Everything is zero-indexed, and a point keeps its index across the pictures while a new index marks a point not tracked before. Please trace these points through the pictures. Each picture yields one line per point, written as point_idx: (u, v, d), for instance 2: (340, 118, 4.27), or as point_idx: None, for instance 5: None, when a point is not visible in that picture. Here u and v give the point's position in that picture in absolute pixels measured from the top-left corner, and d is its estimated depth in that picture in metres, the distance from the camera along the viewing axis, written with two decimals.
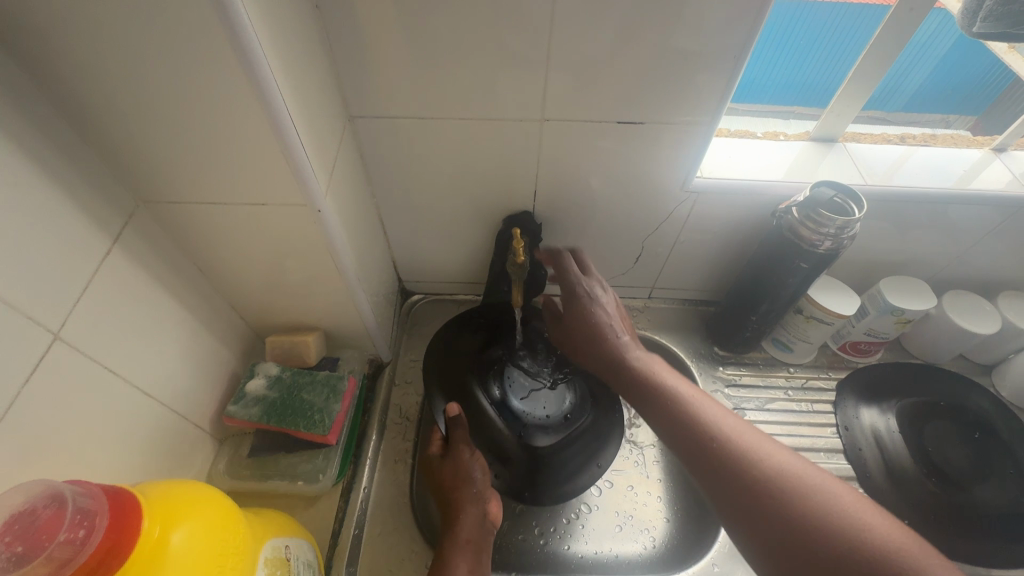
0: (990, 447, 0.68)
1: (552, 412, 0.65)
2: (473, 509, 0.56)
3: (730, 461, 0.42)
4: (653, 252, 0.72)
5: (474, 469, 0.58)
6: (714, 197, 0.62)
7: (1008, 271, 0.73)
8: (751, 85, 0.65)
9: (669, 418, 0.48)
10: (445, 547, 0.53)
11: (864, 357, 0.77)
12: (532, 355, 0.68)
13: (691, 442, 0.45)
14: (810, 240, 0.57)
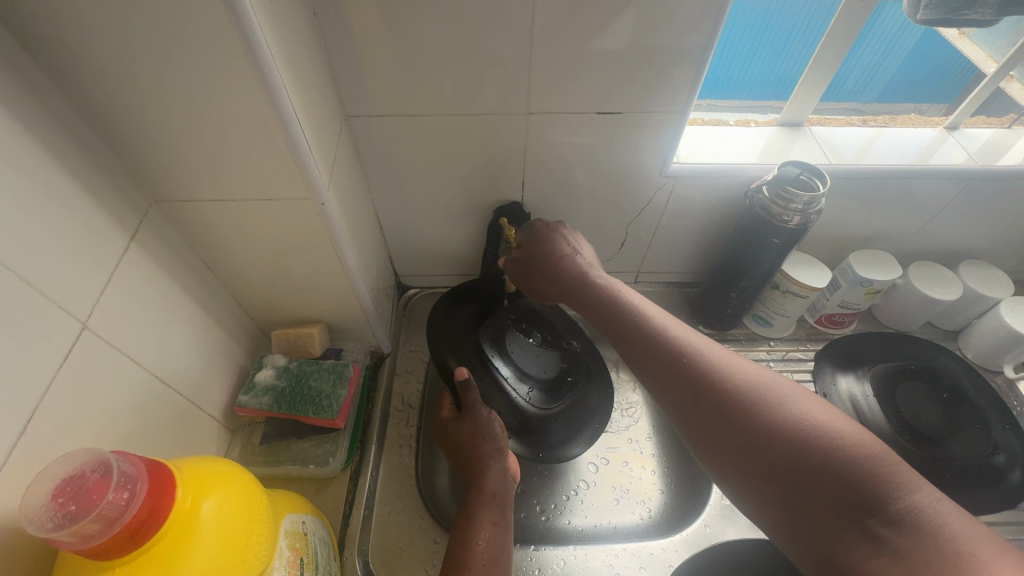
0: (958, 405, 0.73)
1: (548, 375, 0.69)
2: (495, 467, 0.58)
3: (716, 392, 0.45)
4: (637, 237, 0.76)
5: (495, 423, 0.62)
6: (690, 181, 0.66)
7: (968, 240, 0.78)
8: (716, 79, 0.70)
9: (654, 357, 0.49)
10: (472, 501, 0.55)
11: (839, 329, 0.82)
12: (526, 326, 0.72)
13: (678, 378, 0.47)
14: (780, 217, 0.61)
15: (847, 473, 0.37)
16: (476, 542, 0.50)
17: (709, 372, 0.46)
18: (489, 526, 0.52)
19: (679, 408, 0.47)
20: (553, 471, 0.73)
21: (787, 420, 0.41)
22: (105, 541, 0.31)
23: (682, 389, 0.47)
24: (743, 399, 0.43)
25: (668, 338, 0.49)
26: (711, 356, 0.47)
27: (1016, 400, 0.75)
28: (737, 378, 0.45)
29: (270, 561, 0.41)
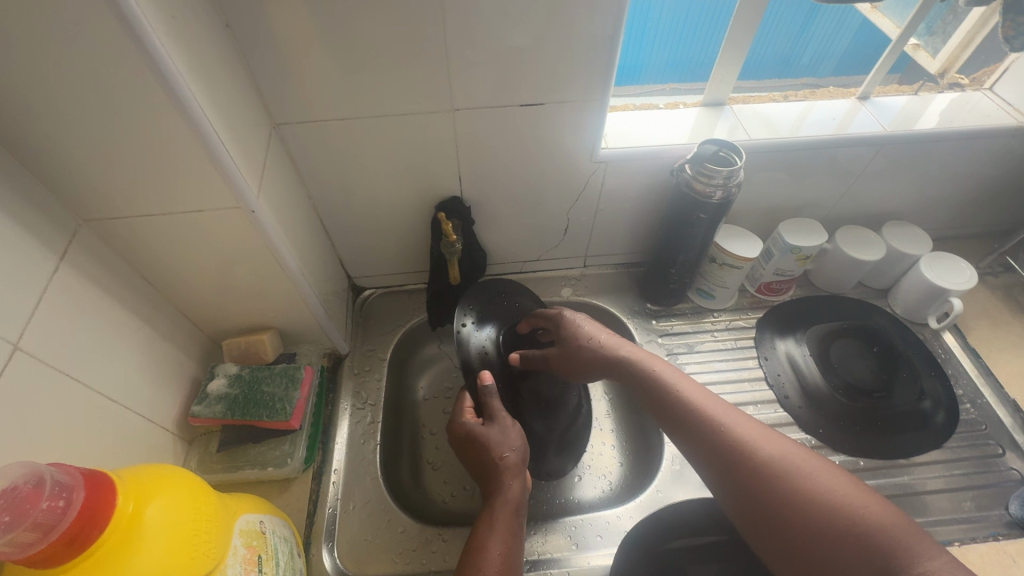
0: (888, 356, 0.76)
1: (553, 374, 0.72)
2: (515, 477, 0.58)
3: (752, 469, 0.47)
4: (579, 222, 0.79)
5: (509, 437, 0.62)
6: (621, 165, 0.69)
7: (889, 202, 0.83)
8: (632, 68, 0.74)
9: (691, 435, 0.53)
10: (495, 506, 0.56)
11: (778, 295, 0.86)
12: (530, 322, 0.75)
13: (715, 453, 0.50)
14: (704, 192, 0.65)
15: (866, 545, 0.40)
16: (489, 555, 0.50)
17: (745, 450, 0.49)
18: (504, 538, 0.52)
19: (718, 480, 0.50)
20: None
21: (820, 501, 0.43)
22: (44, 549, 0.33)
23: (719, 464, 0.50)
24: (778, 475, 0.46)
25: (705, 417, 0.53)
26: (747, 430, 0.50)
27: (940, 348, 0.80)
28: (757, 451, 0.48)
29: (224, 560, 0.43)
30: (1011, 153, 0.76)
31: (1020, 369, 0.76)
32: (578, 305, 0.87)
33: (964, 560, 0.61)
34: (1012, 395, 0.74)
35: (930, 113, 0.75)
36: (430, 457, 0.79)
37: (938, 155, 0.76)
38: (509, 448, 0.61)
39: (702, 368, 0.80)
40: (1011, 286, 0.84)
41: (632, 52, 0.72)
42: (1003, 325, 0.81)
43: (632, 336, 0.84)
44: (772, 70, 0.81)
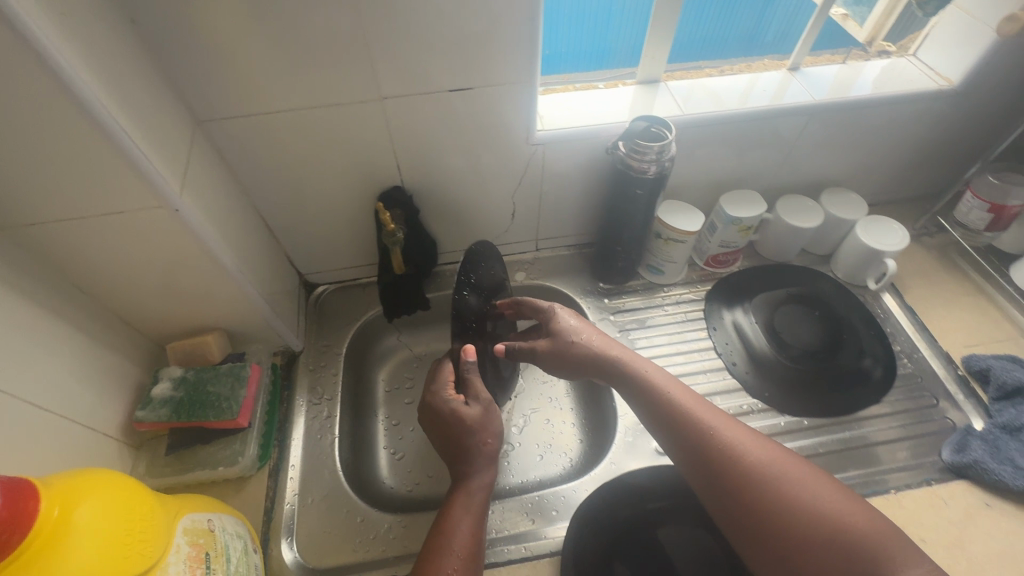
0: (829, 318, 0.79)
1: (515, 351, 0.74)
2: (490, 463, 0.59)
3: (741, 478, 0.51)
4: (525, 207, 0.79)
5: (486, 418, 0.61)
6: (559, 147, 0.70)
7: (826, 171, 0.86)
8: (560, 59, 0.73)
9: (684, 441, 0.55)
10: (470, 490, 0.57)
11: (725, 267, 0.88)
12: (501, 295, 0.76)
13: (707, 460, 0.53)
14: (639, 168, 0.66)
15: (851, 552, 0.44)
16: (456, 545, 0.51)
17: (735, 460, 0.52)
18: (467, 527, 0.53)
19: (707, 485, 0.53)
20: None
21: (806, 511, 0.47)
22: None
23: (708, 471, 0.53)
24: (768, 481, 0.50)
25: (699, 421, 0.55)
26: (740, 439, 0.53)
27: (879, 308, 0.83)
28: (749, 460, 0.51)
29: (163, 559, 0.43)
30: (936, 117, 0.79)
31: (952, 324, 0.80)
32: (533, 288, 0.88)
33: (898, 507, 0.64)
34: (945, 348, 0.78)
35: (859, 80, 0.77)
36: (393, 447, 0.80)
37: (868, 121, 0.78)
38: (489, 437, 0.60)
39: (654, 342, 0.81)
40: (945, 246, 0.88)
41: (599, 35, 0.72)
42: (936, 282, 0.85)
43: (585, 316, 0.85)
44: (738, 49, 0.80)
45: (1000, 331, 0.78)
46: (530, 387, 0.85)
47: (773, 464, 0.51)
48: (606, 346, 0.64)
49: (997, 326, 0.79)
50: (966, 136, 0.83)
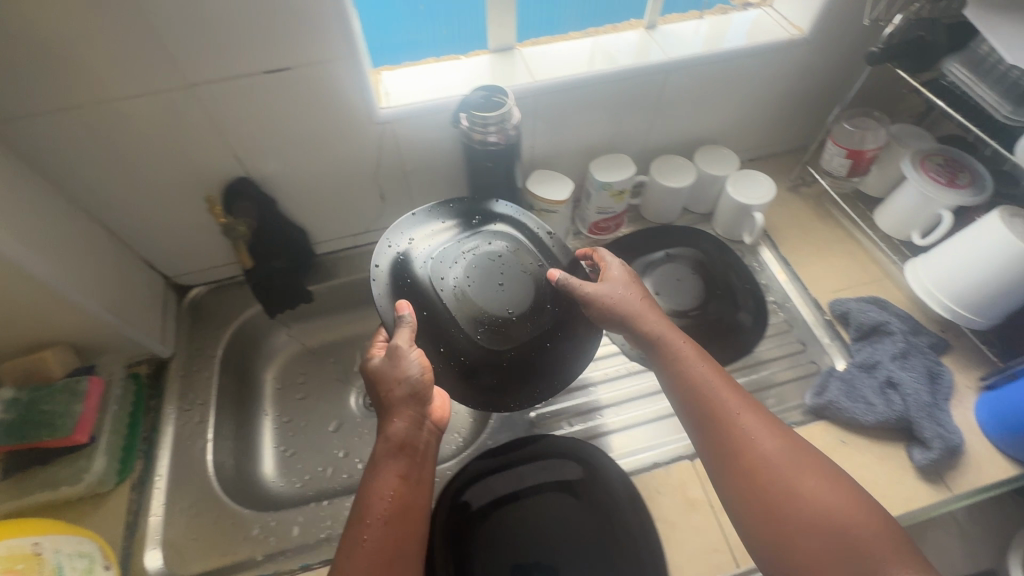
0: (705, 276, 0.81)
1: (511, 311, 0.65)
2: (396, 418, 0.55)
3: (754, 467, 0.52)
4: (392, 188, 0.77)
5: (391, 369, 0.57)
6: (405, 124, 0.68)
7: (698, 129, 0.86)
8: (401, 47, 0.71)
9: (705, 422, 0.56)
10: (378, 450, 0.55)
11: (609, 233, 0.88)
12: (499, 253, 0.67)
13: (724, 441, 0.54)
14: (483, 138, 0.65)
15: (845, 552, 0.46)
16: (368, 515, 0.51)
17: (754, 450, 0.53)
18: (377, 495, 0.52)
19: (719, 464, 0.54)
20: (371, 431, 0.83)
21: (815, 503, 0.49)
22: None
23: (726, 452, 0.54)
24: (781, 475, 0.51)
25: (722, 406, 0.56)
26: (765, 428, 0.54)
27: (755, 262, 0.85)
28: (767, 454, 0.52)
29: None
30: (792, 68, 0.79)
31: (822, 270, 0.82)
32: None
33: None
34: (814, 294, 0.80)
35: (714, 35, 0.76)
36: (284, 445, 0.80)
37: (728, 76, 0.78)
38: (394, 388, 0.56)
39: None
40: (820, 194, 0.90)
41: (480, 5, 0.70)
42: (810, 231, 0.86)
43: None
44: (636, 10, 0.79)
45: (865, 274, 0.81)
46: None
47: (788, 459, 0.51)
48: (645, 315, 0.63)
49: (862, 269, 0.81)
50: (825, 85, 0.84)
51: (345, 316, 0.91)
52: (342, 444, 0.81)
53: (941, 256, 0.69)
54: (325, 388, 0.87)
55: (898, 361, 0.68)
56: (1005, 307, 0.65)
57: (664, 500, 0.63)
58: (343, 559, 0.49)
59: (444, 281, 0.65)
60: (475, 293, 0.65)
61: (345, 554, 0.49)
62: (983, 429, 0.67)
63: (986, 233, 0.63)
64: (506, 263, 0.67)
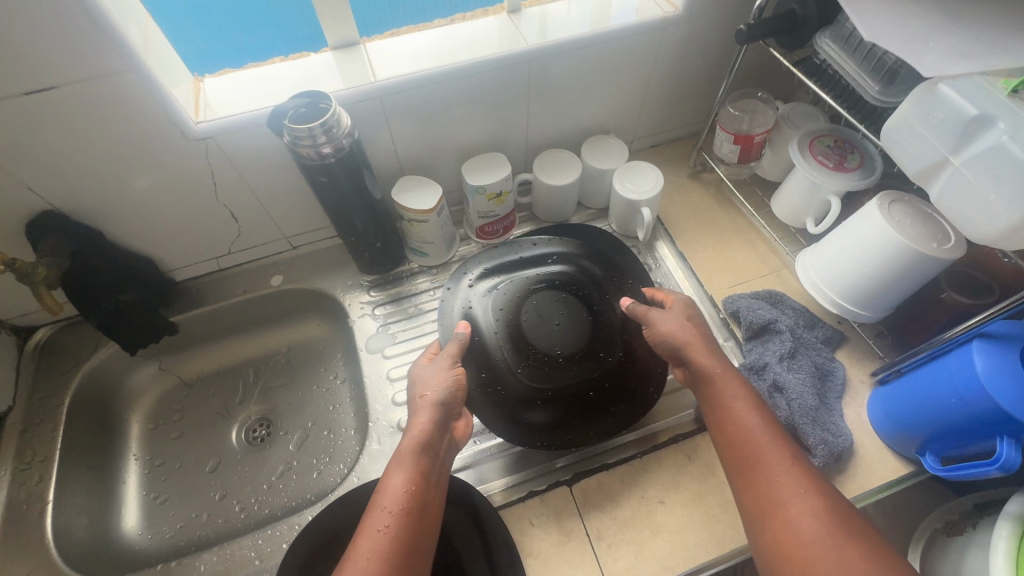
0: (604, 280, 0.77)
1: (559, 350, 0.66)
2: (424, 414, 0.56)
3: (784, 517, 0.48)
4: (243, 207, 0.70)
5: (429, 378, 0.60)
6: (232, 138, 0.61)
7: (583, 119, 0.80)
8: (223, 51, 0.64)
9: (744, 463, 0.52)
10: (402, 448, 0.54)
11: (498, 236, 0.82)
12: (564, 296, 0.70)
13: (759, 494, 0.51)
14: (314, 154, 0.57)
15: None
16: (391, 501, 0.50)
17: (790, 509, 0.49)
18: (400, 482, 0.51)
19: (751, 517, 0.51)
20: (252, 468, 0.77)
21: (847, 557, 0.45)
22: None
23: (759, 504, 0.50)
24: (816, 531, 0.47)
25: (768, 450, 0.52)
26: (806, 482, 0.50)
27: (651, 258, 0.80)
28: (803, 509, 0.48)
29: None
30: (672, 48, 0.73)
31: (719, 264, 0.77)
32: (292, 292, 0.81)
33: (642, 471, 0.62)
34: (710, 291, 0.75)
35: (583, 15, 0.70)
36: (154, 491, 0.74)
37: (603, 61, 0.72)
38: (427, 392, 0.58)
39: (411, 333, 0.76)
40: (720, 181, 0.85)
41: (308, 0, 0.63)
42: (710, 222, 0.82)
43: (346, 315, 0.79)
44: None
45: (763, 266, 0.76)
46: (311, 396, 0.82)
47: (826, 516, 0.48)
48: (698, 353, 0.59)
49: (761, 261, 0.77)
50: (713, 63, 0.78)
51: (223, 344, 0.84)
52: (220, 485, 0.75)
53: (827, 249, 0.65)
54: (203, 423, 0.80)
55: (786, 362, 0.65)
56: (890, 300, 0.61)
57: (537, 533, 0.59)
58: (362, 545, 0.47)
59: (501, 313, 0.69)
60: (531, 328, 0.67)
61: (364, 542, 0.47)
62: (875, 429, 0.63)
63: (866, 223, 0.59)
64: (569, 305, 0.69)
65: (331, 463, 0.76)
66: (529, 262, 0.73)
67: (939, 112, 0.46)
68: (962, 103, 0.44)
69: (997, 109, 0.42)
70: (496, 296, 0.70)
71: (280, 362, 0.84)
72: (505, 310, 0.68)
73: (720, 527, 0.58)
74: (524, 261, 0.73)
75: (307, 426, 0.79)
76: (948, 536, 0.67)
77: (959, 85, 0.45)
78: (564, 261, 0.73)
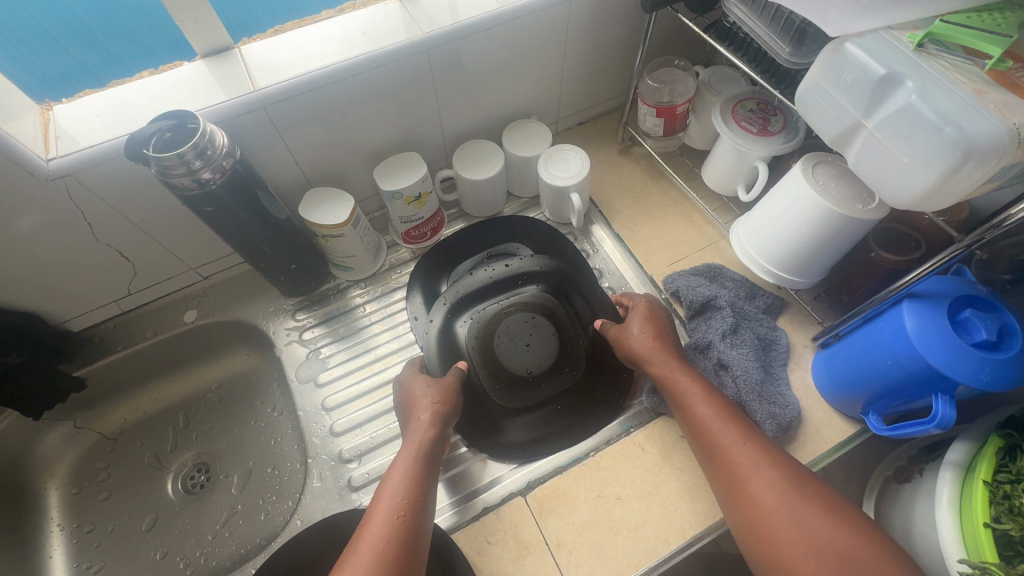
0: None
1: (531, 370, 0.66)
2: (428, 413, 0.56)
3: (752, 495, 0.48)
4: (130, 243, 0.64)
5: (417, 386, 0.60)
6: (96, 171, 0.54)
7: (499, 105, 0.75)
8: (73, 72, 0.57)
9: (708, 448, 0.52)
10: (406, 446, 0.54)
11: (428, 239, 0.77)
12: (534, 314, 0.68)
13: (725, 477, 0.50)
14: (193, 183, 0.51)
15: None
16: (402, 491, 0.49)
17: (751, 485, 0.48)
18: (407, 476, 0.50)
19: (724, 501, 0.50)
20: (194, 518, 0.71)
21: (814, 515, 0.45)
22: None
23: (726, 483, 0.50)
24: (786, 505, 0.46)
25: (732, 431, 0.51)
26: (766, 458, 0.49)
27: (588, 243, 0.77)
28: (770, 484, 0.47)
29: None
30: (583, 21, 0.69)
31: (658, 241, 0.75)
32: (210, 325, 0.75)
33: (595, 470, 0.60)
34: (650, 271, 0.73)
35: None
36: (85, 560, 0.68)
37: (508, 43, 0.66)
38: (425, 397, 0.58)
39: (342, 358, 0.71)
40: (650, 154, 0.82)
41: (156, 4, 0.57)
42: (644, 198, 0.79)
43: (272, 343, 0.74)
44: None
45: (701, 239, 0.74)
46: (249, 430, 0.76)
47: (798, 486, 0.47)
48: (651, 353, 0.59)
49: (698, 233, 0.75)
50: (629, 31, 0.74)
51: (143, 389, 0.77)
52: (159, 542, 0.69)
53: (757, 219, 0.64)
54: (132, 477, 0.73)
55: (729, 339, 0.64)
56: (823, 264, 0.61)
57: (494, 551, 0.56)
58: (371, 532, 0.46)
59: (475, 339, 0.67)
60: (504, 352, 0.66)
61: (375, 526, 0.46)
62: (820, 391, 0.63)
63: (793, 190, 0.57)
64: (539, 325, 0.67)
65: (278, 502, 0.69)
66: (499, 282, 0.68)
67: (849, 73, 0.44)
68: (868, 62, 0.43)
69: (904, 67, 0.41)
70: (475, 321, 0.67)
71: (211, 401, 0.78)
72: (480, 338, 0.66)
73: (680, 515, 0.57)
74: (494, 282, 0.68)
75: (249, 466, 0.73)
76: (898, 483, 0.66)
77: (865, 42, 0.43)
78: (538, 280, 0.69)
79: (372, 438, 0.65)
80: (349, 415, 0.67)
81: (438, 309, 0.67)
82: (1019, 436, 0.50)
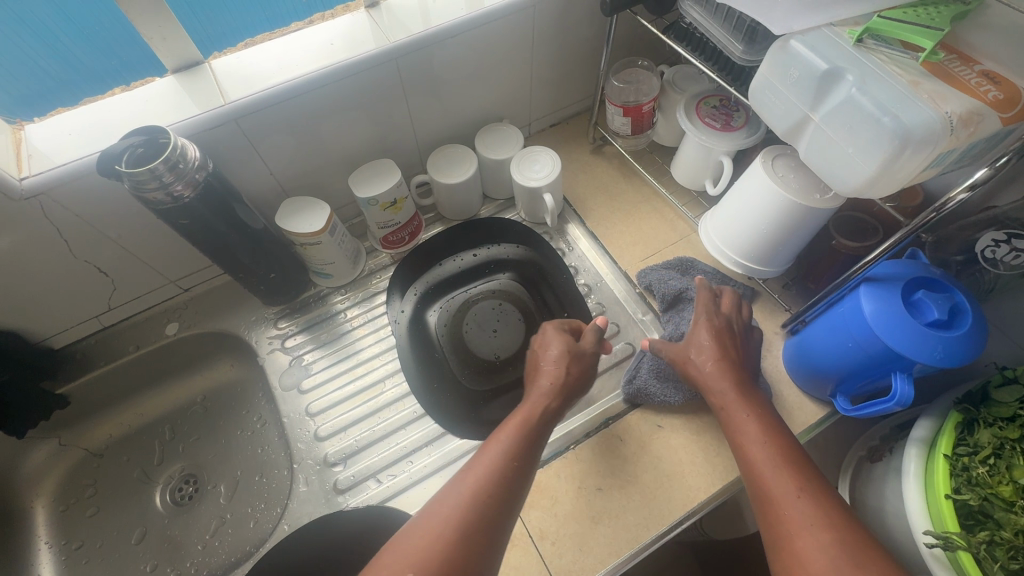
0: (528, 271, 0.77)
1: (498, 353, 0.71)
2: (550, 382, 0.57)
3: (798, 551, 0.44)
4: (110, 258, 0.64)
5: (551, 346, 0.61)
6: (69, 187, 0.54)
7: (471, 109, 0.76)
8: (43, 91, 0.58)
9: (759, 494, 0.49)
10: (525, 406, 0.55)
11: (406, 244, 0.78)
12: (502, 302, 0.75)
13: (771, 528, 0.47)
14: (166, 196, 0.51)
15: None
16: (510, 445, 0.50)
17: (798, 542, 0.44)
18: (519, 433, 0.52)
19: (767, 548, 0.47)
20: (183, 530, 0.71)
21: None
22: None
23: (773, 532, 0.47)
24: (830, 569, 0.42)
25: (784, 479, 0.48)
26: (820, 514, 0.45)
27: (564, 242, 0.79)
28: (816, 546, 0.43)
29: None
30: (549, 26, 0.71)
31: (631, 237, 0.77)
32: (192, 336, 0.75)
33: (575, 462, 0.61)
34: (624, 266, 0.75)
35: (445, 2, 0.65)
36: None
37: (475, 49, 0.68)
38: (548, 363, 0.59)
39: (326, 363, 0.72)
40: (621, 153, 0.84)
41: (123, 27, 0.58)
42: (617, 195, 0.81)
43: (254, 351, 0.75)
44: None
45: (673, 233, 0.76)
46: (235, 440, 0.76)
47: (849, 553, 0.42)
48: (710, 381, 0.57)
49: (670, 227, 0.77)
50: (594, 34, 0.76)
51: (130, 402, 0.78)
52: (148, 555, 0.69)
53: (724, 212, 0.66)
54: (120, 492, 0.74)
55: None
56: (788, 253, 0.63)
57: None
58: (477, 472, 0.47)
59: (444, 325, 0.74)
60: (471, 337, 0.72)
61: (484, 470, 0.47)
62: (791, 376, 0.65)
63: (754, 183, 0.60)
64: (505, 312, 0.74)
65: (266, 509, 0.70)
66: (469, 270, 0.78)
67: (794, 69, 0.46)
68: (814, 59, 0.45)
69: (844, 62, 0.43)
70: (446, 308, 0.75)
71: (197, 412, 0.79)
72: (450, 322, 0.74)
73: (658, 502, 0.59)
74: (464, 271, 0.78)
75: (236, 475, 0.74)
76: (871, 463, 0.68)
77: (808, 40, 0.45)
78: (509, 269, 0.77)
79: (356, 440, 0.66)
80: (333, 419, 0.68)
81: (409, 297, 0.76)
82: (977, 410, 0.53)
